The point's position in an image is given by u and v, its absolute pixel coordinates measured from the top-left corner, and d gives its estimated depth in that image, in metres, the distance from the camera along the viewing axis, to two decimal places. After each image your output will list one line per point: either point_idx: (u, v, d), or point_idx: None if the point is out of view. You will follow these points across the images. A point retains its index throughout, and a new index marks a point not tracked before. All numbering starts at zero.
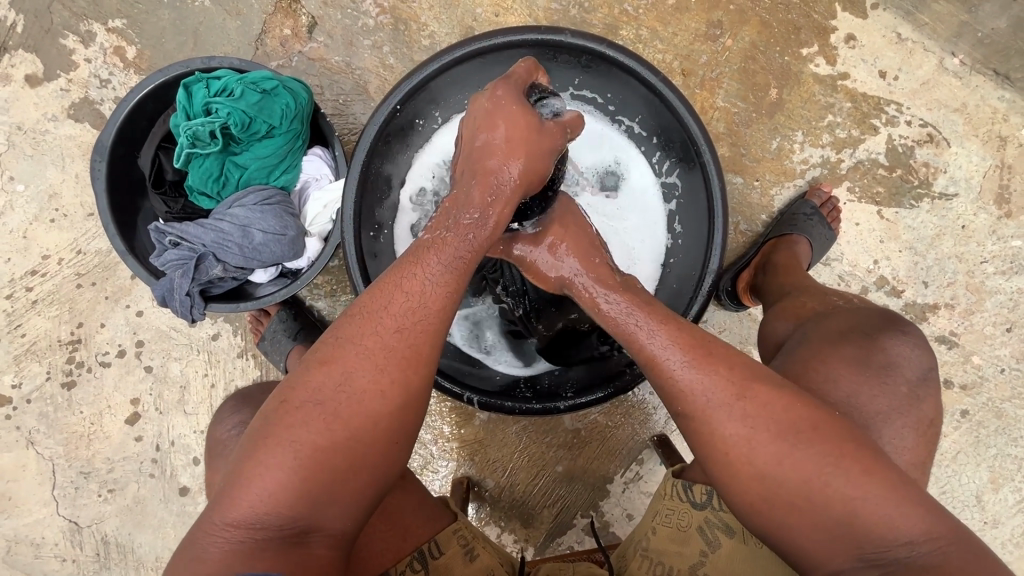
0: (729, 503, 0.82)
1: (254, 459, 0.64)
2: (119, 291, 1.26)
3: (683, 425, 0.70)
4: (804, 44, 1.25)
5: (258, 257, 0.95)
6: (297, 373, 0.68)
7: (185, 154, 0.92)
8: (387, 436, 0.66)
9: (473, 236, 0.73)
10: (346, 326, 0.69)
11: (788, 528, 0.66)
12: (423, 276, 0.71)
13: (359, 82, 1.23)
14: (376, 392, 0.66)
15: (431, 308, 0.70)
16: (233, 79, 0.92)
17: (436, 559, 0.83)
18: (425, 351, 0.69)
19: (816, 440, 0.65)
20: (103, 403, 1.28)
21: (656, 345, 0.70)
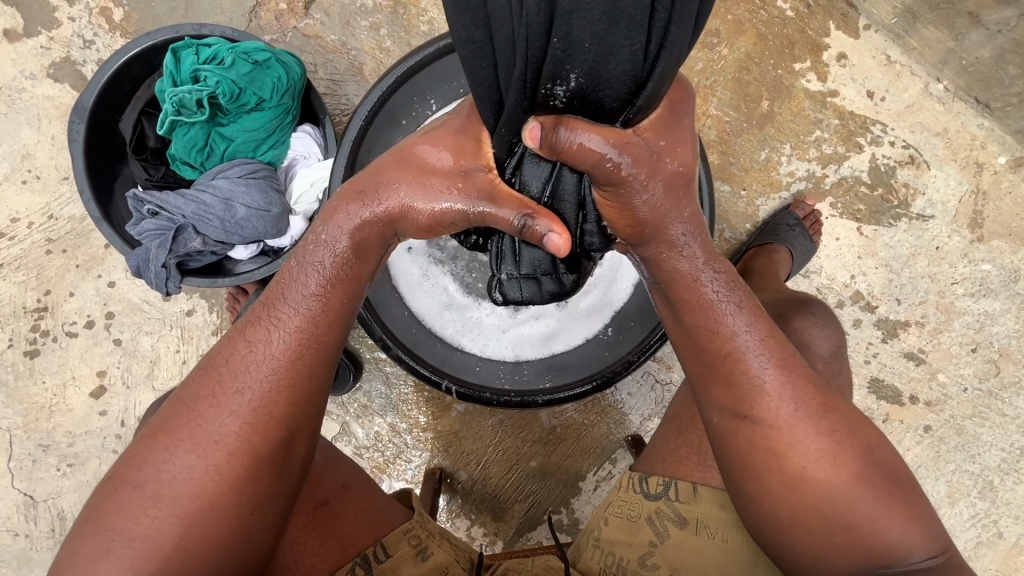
0: (681, 495, 0.83)
1: (79, 549, 0.61)
2: (91, 261, 1.22)
3: (742, 428, 0.71)
4: (798, 59, 1.28)
5: (240, 232, 0.93)
6: (130, 449, 0.66)
7: (169, 121, 0.89)
8: (236, 505, 0.64)
9: (323, 270, 0.69)
10: (184, 393, 0.68)
11: (830, 542, 0.69)
12: (266, 332, 0.69)
13: (353, 63, 1.21)
14: (210, 464, 0.64)
15: (279, 366, 0.68)
16: (225, 48, 0.89)
17: (380, 564, 0.79)
18: (275, 414, 0.67)
19: (873, 461, 0.69)
20: (67, 374, 1.24)
21: (747, 340, 0.70)
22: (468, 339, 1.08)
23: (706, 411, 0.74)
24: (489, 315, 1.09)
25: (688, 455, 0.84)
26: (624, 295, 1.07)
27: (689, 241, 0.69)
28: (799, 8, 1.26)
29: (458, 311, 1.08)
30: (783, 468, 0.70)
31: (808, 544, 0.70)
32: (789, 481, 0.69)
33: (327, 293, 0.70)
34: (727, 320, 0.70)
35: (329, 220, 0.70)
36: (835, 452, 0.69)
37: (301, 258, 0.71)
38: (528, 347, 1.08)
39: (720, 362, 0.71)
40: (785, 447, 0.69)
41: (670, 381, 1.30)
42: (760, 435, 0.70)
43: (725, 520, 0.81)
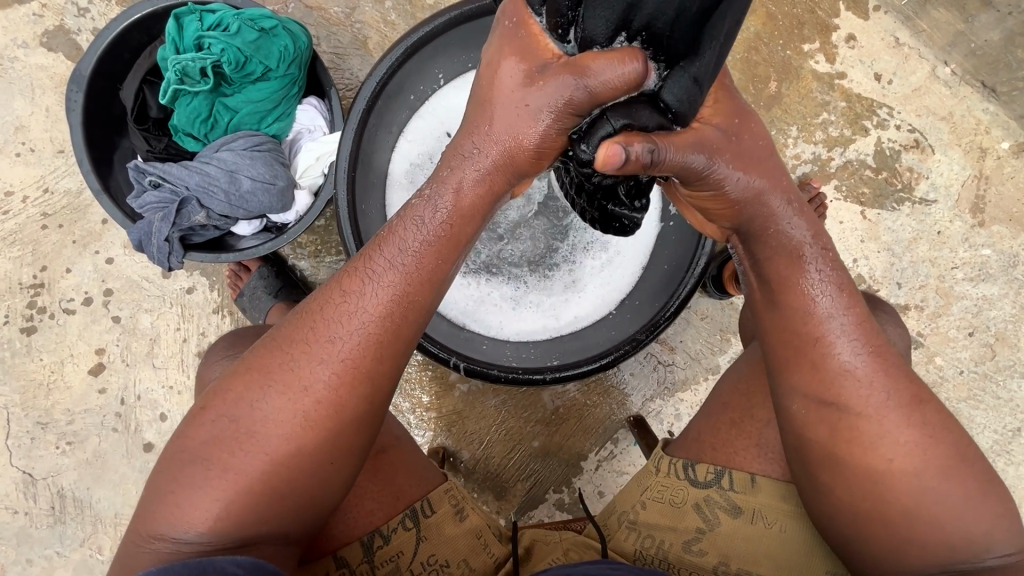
0: (737, 485, 0.82)
1: (175, 476, 0.62)
2: (88, 237, 1.20)
3: (824, 414, 0.72)
4: (807, 40, 1.27)
5: (244, 205, 0.91)
6: (221, 381, 0.66)
7: (172, 90, 0.86)
8: (320, 454, 0.64)
9: (424, 221, 0.66)
10: (277, 335, 0.66)
11: (913, 536, 0.69)
12: (364, 283, 0.66)
13: (357, 36, 1.18)
14: (301, 410, 0.63)
15: (373, 320, 0.65)
16: (229, 15, 0.87)
17: (428, 518, 0.78)
18: (366, 368, 0.65)
19: (962, 459, 0.70)
20: (65, 350, 1.22)
21: (840, 324, 0.71)
22: (475, 319, 1.08)
23: (784, 398, 0.75)
24: (494, 294, 1.09)
25: (744, 445, 0.83)
26: (628, 279, 1.09)
27: (796, 225, 0.71)
28: None
29: (466, 292, 1.09)
30: (864, 460, 0.71)
31: (890, 536, 0.70)
32: (874, 469, 0.71)
33: (428, 250, 0.66)
34: (821, 303, 0.71)
35: (441, 175, 0.66)
36: (925, 445, 0.70)
37: (404, 213, 0.67)
38: (534, 327, 1.08)
39: (808, 347, 0.72)
40: (874, 435, 0.71)
41: (673, 363, 1.30)
42: (842, 423, 0.71)
43: (781, 509, 0.81)
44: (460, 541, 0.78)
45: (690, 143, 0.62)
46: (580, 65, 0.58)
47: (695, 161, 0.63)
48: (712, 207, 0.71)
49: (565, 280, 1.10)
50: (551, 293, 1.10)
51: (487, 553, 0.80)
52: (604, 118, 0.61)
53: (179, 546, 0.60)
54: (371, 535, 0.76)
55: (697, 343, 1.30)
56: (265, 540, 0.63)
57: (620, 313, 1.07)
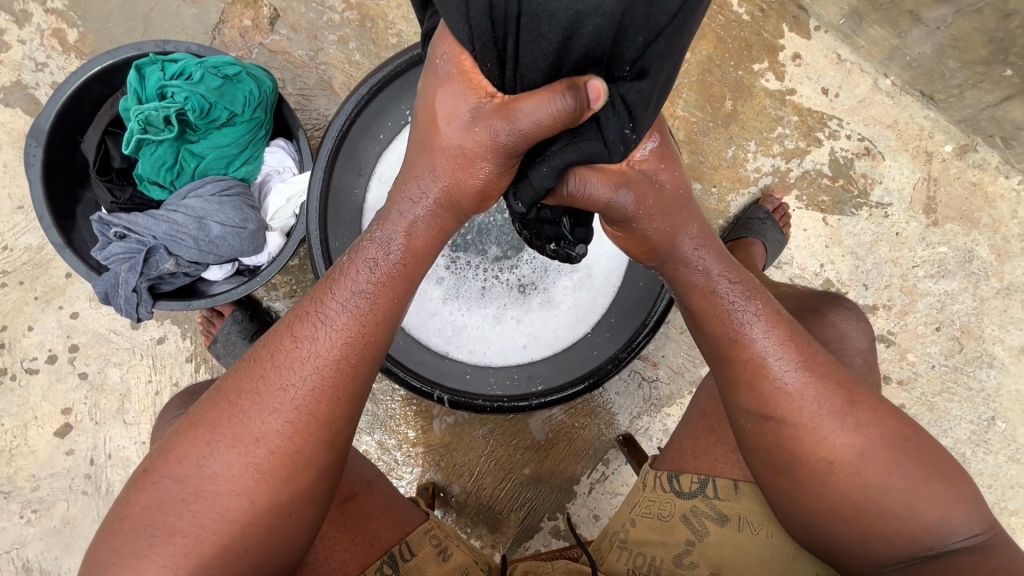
0: (720, 493, 0.82)
1: (118, 543, 0.58)
2: (51, 292, 1.16)
3: (773, 430, 0.73)
4: (756, 60, 1.33)
5: (214, 251, 0.89)
6: (167, 437, 0.63)
7: (135, 139, 0.85)
8: (273, 510, 0.61)
9: (377, 266, 0.65)
10: (225, 387, 0.64)
11: (870, 531, 0.70)
12: (315, 328, 0.64)
13: (323, 77, 1.20)
14: (251, 463, 0.61)
15: (324, 366, 0.63)
16: (192, 63, 0.86)
17: (407, 562, 0.74)
18: (320, 415, 0.63)
19: (906, 446, 0.71)
20: (28, 413, 1.16)
21: (764, 345, 0.72)
22: (456, 348, 1.07)
23: (733, 416, 0.76)
24: (474, 321, 1.08)
25: (721, 452, 0.83)
26: (604, 302, 1.09)
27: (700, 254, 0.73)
28: (754, 13, 1.32)
29: (445, 318, 1.08)
30: (812, 465, 0.72)
31: (848, 532, 0.71)
32: (821, 473, 0.72)
33: (379, 292, 0.65)
34: (744, 327, 0.73)
35: (389, 217, 0.66)
36: (863, 443, 0.71)
37: (355, 255, 0.66)
38: (515, 352, 1.08)
39: (744, 369, 0.73)
40: (814, 441, 0.71)
41: (657, 378, 1.31)
42: (787, 435, 0.72)
43: (761, 513, 0.81)
44: None
45: (617, 178, 0.65)
46: (508, 109, 0.55)
47: (624, 200, 0.66)
48: (631, 248, 0.74)
49: (540, 300, 1.09)
50: (530, 317, 1.09)
51: None
52: (548, 155, 0.61)
53: None
54: None
55: (679, 356, 1.32)
56: None
57: (601, 334, 1.07)
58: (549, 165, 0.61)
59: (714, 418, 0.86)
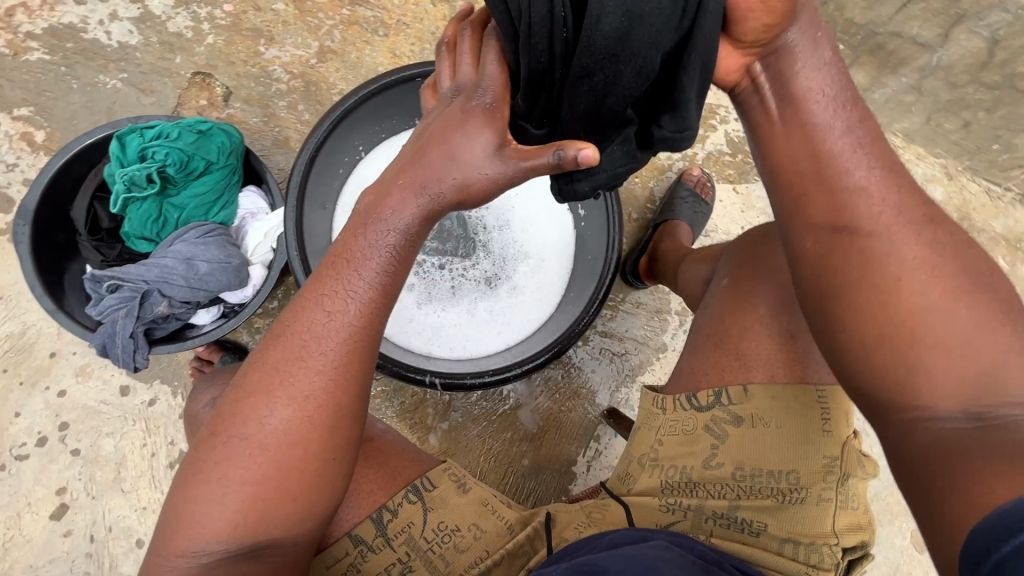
0: (733, 398, 0.82)
1: (190, 495, 0.66)
2: (36, 374, 1.19)
3: (834, 240, 0.67)
4: None
5: (204, 287, 0.98)
6: (223, 404, 0.69)
7: (122, 199, 0.95)
8: (321, 458, 0.68)
9: (394, 234, 0.70)
10: (267, 353, 0.69)
11: (920, 361, 0.62)
12: (341, 296, 0.69)
13: (278, 137, 1.35)
14: (305, 420, 0.67)
15: (351, 329, 0.69)
16: (168, 126, 0.98)
17: (431, 491, 0.83)
18: (353, 371, 0.69)
19: (980, 286, 0.63)
20: (21, 502, 1.15)
21: (851, 144, 0.66)
22: (438, 347, 1.19)
23: (797, 236, 0.70)
24: (450, 319, 1.21)
25: (730, 361, 0.84)
26: (559, 282, 1.24)
27: (837, 90, 0.66)
28: None
29: (423, 322, 1.20)
30: (876, 276, 0.65)
31: (885, 368, 0.63)
32: (880, 286, 0.64)
33: (395, 259, 0.70)
34: (817, 120, 0.66)
35: (396, 182, 0.70)
36: (933, 264, 0.64)
37: (367, 222, 0.70)
38: (491, 340, 1.20)
39: (822, 164, 0.66)
40: (881, 250, 0.65)
41: (626, 351, 1.43)
42: (859, 246, 0.66)
43: (782, 408, 0.80)
44: (467, 509, 0.82)
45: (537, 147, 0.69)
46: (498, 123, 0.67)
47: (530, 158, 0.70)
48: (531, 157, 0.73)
49: (503, 289, 1.23)
50: (497, 305, 1.23)
51: (497, 517, 0.82)
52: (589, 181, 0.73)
53: (201, 557, 0.65)
54: (379, 511, 0.81)
55: (641, 328, 1.45)
56: (276, 542, 0.67)
57: (561, 307, 1.21)
58: (591, 178, 0.73)
59: (728, 313, 0.87)
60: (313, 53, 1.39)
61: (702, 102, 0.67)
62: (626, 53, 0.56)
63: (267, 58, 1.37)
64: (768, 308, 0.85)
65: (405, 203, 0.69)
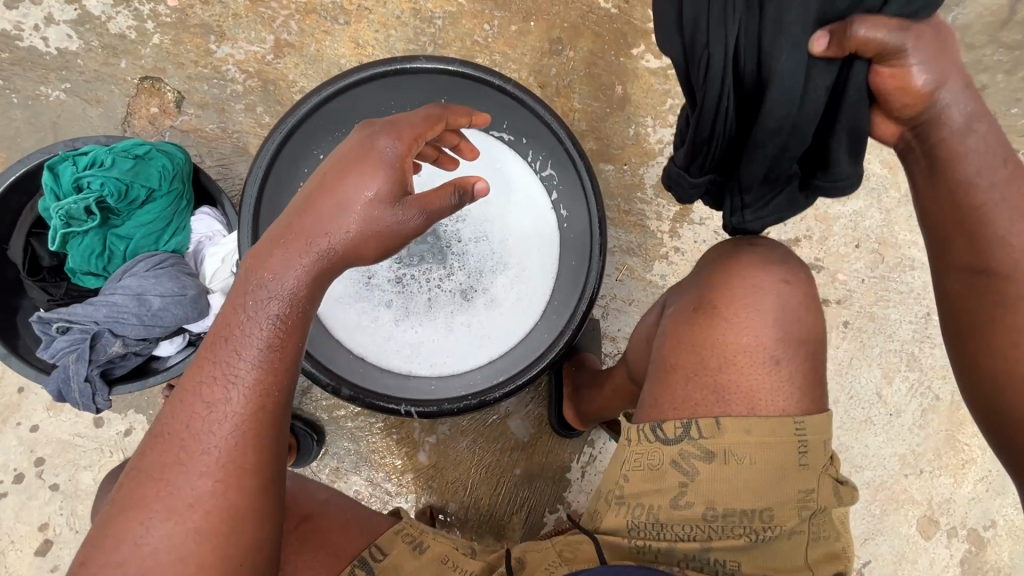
0: (704, 432, 0.77)
1: None
2: (6, 410, 1.15)
3: (981, 278, 0.76)
4: (633, 46, 1.44)
5: (159, 324, 0.92)
6: (94, 533, 0.61)
7: (60, 235, 0.88)
8: (225, 565, 0.61)
9: (277, 310, 0.65)
10: (143, 465, 0.62)
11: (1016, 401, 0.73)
12: (224, 384, 0.64)
13: (238, 144, 1.26)
14: (190, 529, 0.60)
15: (240, 417, 0.63)
16: (102, 151, 0.90)
17: (381, 562, 0.78)
18: (248, 462, 0.63)
19: None
20: (5, 539, 1.13)
21: (1000, 197, 0.74)
22: (418, 365, 1.12)
23: (939, 281, 0.80)
24: (429, 334, 1.14)
25: (703, 397, 0.78)
26: (544, 289, 1.16)
27: (984, 152, 0.74)
28: (620, 5, 1.43)
29: (402, 340, 1.14)
30: (1003, 318, 0.74)
31: (1013, 400, 0.73)
32: (1001, 320, 0.74)
33: (278, 335, 0.65)
34: (966, 177, 0.74)
35: (268, 258, 0.66)
36: None
37: (239, 303, 0.66)
38: (473, 354, 1.14)
39: (969, 217, 0.75)
40: (1009, 295, 0.74)
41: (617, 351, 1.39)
42: (993, 287, 0.75)
43: (751, 445, 0.76)
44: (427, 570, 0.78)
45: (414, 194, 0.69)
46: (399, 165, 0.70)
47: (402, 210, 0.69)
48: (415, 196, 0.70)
49: (484, 300, 1.16)
50: (479, 317, 1.16)
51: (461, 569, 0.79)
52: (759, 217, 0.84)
53: None
54: None
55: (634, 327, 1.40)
56: None
57: (546, 317, 1.13)
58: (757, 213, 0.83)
59: (703, 344, 0.80)
60: (269, 48, 1.29)
61: (855, 156, 0.77)
62: (801, 120, 0.70)
63: (219, 57, 1.27)
64: (748, 336, 0.79)
65: (287, 267, 0.65)
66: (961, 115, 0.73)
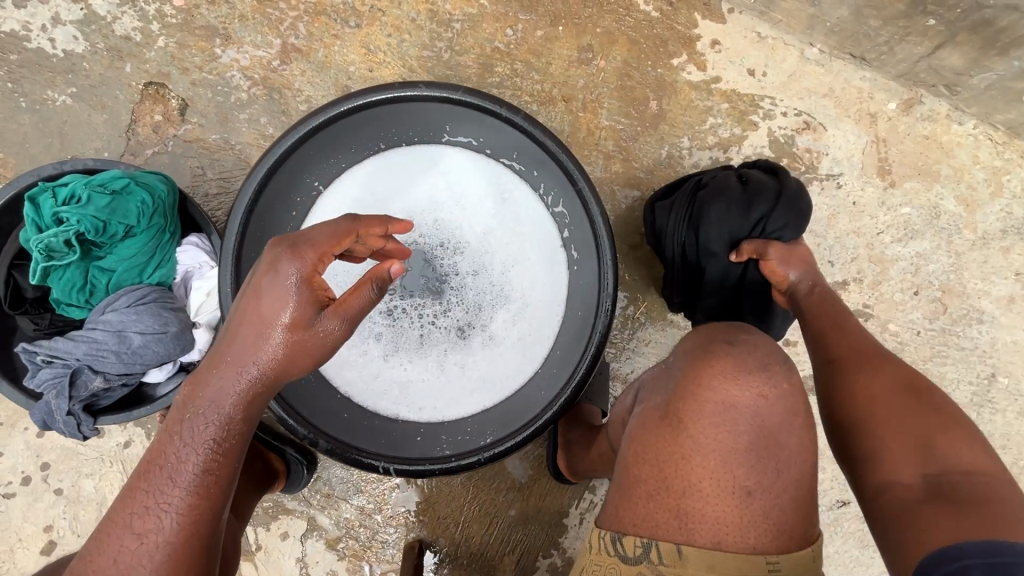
0: (666, 558, 0.61)
1: None
2: (15, 414, 1.18)
3: (829, 374, 0.83)
4: (673, 55, 1.29)
5: (141, 360, 0.89)
6: None
7: (41, 268, 0.85)
8: None
9: (210, 431, 0.65)
10: None
11: (873, 447, 0.73)
12: (155, 511, 0.62)
13: (240, 157, 1.20)
14: None
15: (172, 544, 0.61)
16: (80, 184, 0.86)
17: None
18: None
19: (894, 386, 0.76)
20: (13, 537, 1.18)
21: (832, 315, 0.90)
22: (407, 407, 1.07)
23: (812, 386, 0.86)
24: (420, 373, 1.08)
25: (665, 517, 0.63)
26: (546, 334, 1.07)
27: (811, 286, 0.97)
28: (662, 8, 1.29)
29: (390, 378, 1.08)
30: (851, 393, 0.78)
31: (865, 450, 0.73)
32: (847, 386, 0.79)
33: (211, 452, 0.64)
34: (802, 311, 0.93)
35: (203, 381, 0.67)
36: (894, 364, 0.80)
37: (173, 426, 0.65)
38: (465, 399, 1.07)
39: (812, 331, 0.90)
40: (854, 372, 0.80)
41: None
42: (838, 372, 0.82)
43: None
44: None
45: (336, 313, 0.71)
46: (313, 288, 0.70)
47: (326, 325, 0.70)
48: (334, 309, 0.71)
49: (482, 340, 1.09)
50: (474, 358, 1.09)
51: None
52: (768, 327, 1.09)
53: None
54: None
55: None
56: None
57: (545, 367, 1.05)
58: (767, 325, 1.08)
59: (665, 446, 0.66)
60: (275, 53, 1.21)
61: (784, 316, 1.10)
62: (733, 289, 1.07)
63: (224, 62, 1.20)
64: (710, 455, 0.64)
65: (224, 392, 0.66)
66: (807, 284, 0.98)
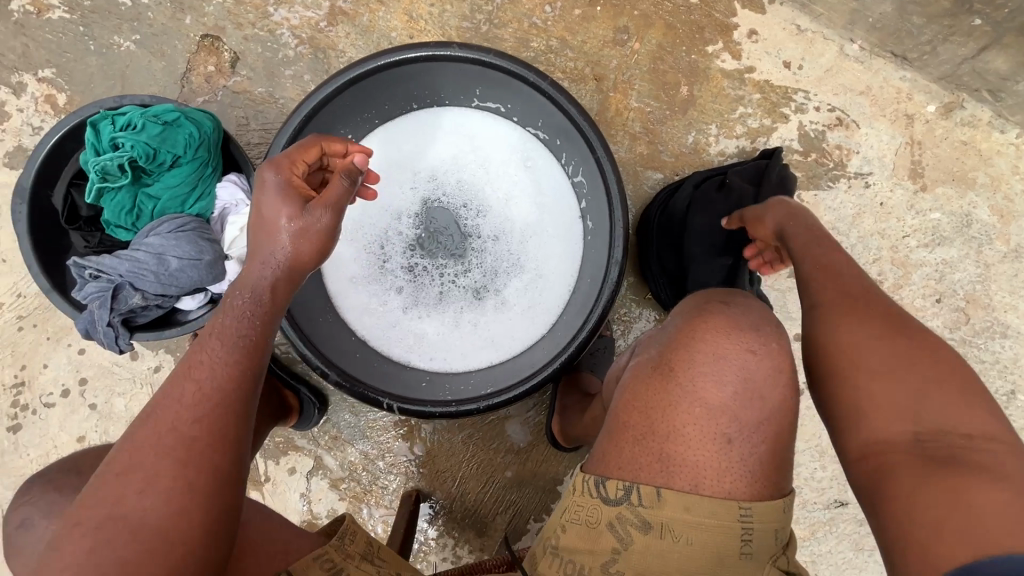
0: (644, 500, 0.66)
1: None
2: (60, 331, 1.28)
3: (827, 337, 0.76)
4: (709, 42, 1.30)
5: (176, 283, 0.97)
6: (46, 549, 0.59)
7: (96, 188, 0.95)
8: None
9: (232, 340, 0.68)
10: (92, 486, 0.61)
11: (864, 417, 0.68)
12: (175, 405, 0.64)
13: (282, 110, 1.27)
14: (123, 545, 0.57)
15: (185, 438, 0.62)
16: (137, 113, 0.94)
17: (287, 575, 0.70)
18: (188, 482, 0.60)
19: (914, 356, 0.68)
20: (49, 443, 1.28)
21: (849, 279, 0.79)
22: (419, 357, 1.12)
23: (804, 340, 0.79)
24: (434, 325, 1.14)
25: (648, 463, 0.68)
26: (556, 300, 1.11)
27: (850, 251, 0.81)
28: None
29: (407, 328, 1.14)
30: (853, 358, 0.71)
31: (869, 423, 0.67)
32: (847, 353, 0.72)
33: (229, 358, 0.67)
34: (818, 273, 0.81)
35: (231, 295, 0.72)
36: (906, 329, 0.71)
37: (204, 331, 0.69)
38: (473, 354, 1.12)
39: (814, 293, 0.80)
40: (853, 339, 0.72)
41: None
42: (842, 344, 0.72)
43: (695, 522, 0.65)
44: None
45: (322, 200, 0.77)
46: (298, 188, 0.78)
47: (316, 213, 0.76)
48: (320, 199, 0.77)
49: (495, 301, 1.15)
50: (486, 316, 1.14)
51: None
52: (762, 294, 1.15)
53: None
54: None
55: None
56: None
57: (552, 330, 1.09)
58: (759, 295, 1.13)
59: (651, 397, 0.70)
60: (323, 15, 1.28)
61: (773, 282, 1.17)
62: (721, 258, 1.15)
63: (275, 20, 1.27)
64: (694, 399, 0.68)
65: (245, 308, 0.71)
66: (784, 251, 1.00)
